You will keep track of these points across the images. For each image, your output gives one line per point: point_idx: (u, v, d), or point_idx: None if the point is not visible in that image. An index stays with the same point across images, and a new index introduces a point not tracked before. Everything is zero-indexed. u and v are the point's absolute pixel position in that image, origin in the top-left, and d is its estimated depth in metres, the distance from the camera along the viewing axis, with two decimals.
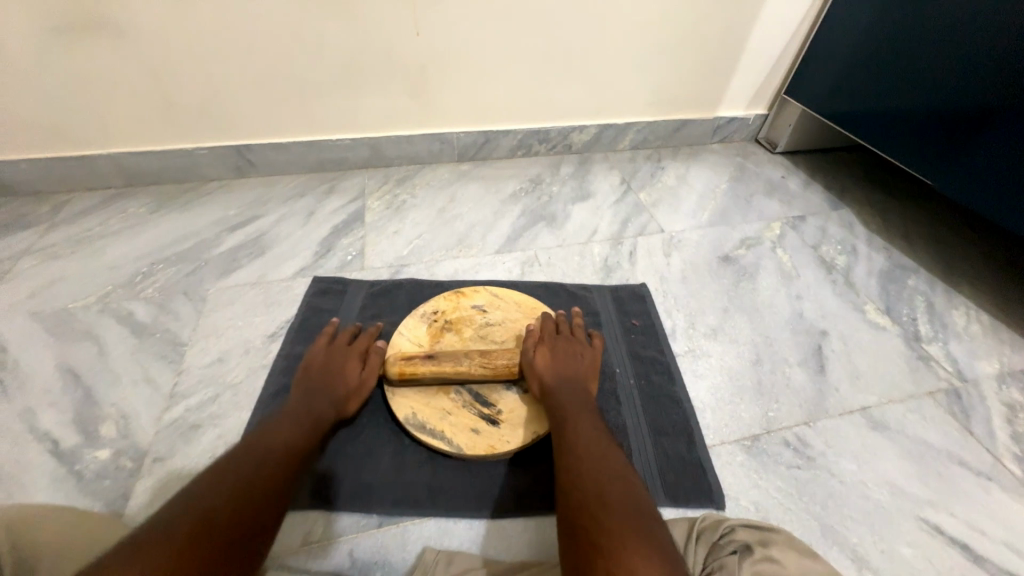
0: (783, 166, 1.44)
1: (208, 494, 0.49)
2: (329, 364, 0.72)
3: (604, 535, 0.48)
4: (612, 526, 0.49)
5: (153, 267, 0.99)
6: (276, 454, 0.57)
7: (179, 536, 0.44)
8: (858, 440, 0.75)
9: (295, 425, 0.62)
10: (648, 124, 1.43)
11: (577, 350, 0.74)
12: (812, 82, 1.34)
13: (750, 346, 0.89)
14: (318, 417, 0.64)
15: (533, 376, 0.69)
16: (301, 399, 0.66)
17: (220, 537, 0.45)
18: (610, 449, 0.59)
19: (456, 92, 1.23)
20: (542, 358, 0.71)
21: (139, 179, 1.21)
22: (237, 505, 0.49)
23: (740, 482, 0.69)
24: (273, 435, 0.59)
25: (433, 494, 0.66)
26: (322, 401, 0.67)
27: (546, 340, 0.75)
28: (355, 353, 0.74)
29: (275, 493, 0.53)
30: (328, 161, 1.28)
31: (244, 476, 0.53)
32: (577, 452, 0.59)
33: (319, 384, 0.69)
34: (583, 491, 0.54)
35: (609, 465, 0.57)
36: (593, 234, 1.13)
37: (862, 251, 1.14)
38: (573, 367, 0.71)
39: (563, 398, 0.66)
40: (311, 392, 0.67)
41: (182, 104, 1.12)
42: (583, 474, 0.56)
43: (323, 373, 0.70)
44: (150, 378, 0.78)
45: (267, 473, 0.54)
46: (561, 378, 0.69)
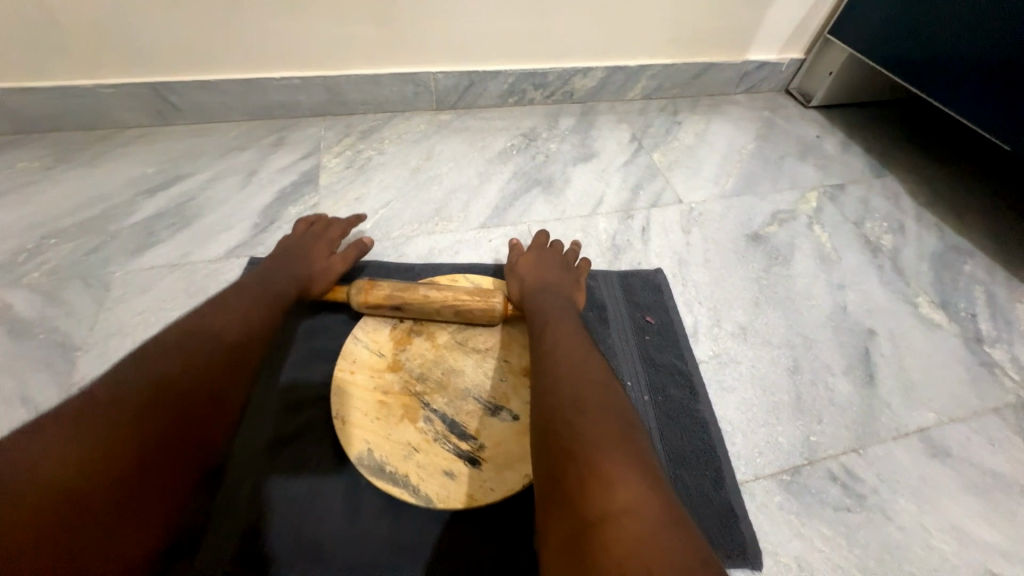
0: (818, 123, 1.24)
1: (151, 370, 0.43)
2: (297, 248, 0.68)
3: (577, 436, 0.43)
4: (587, 426, 0.43)
5: (43, 243, 0.78)
6: (234, 333, 0.50)
7: (114, 420, 0.39)
8: (915, 471, 0.62)
9: (257, 302, 0.55)
10: (664, 68, 1.19)
11: (562, 263, 0.71)
12: (866, 18, 1.11)
13: (786, 349, 0.74)
14: (282, 288, 0.60)
15: (514, 283, 0.67)
16: (263, 270, 0.62)
17: (167, 423, 0.41)
18: (592, 348, 0.53)
19: (429, 18, 0.97)
20: (525, 266, 0.70)
21: (30, 125, 0.96)
22: (186, 388, 0.44)
23: (778, 531, 0.56)
24: (228, 317, 0.51)
25: (396, 554, 0.51)
26: (285, 275, 0.63)
27: (530, 252, 0.73)
28: (328, 241, 0.72)
29: (235, 373, 0.48)
30: (273, 105, 1.04)
31: (199, 354, 0.46)
32: (555, 351, 0.52)
33: (286, 262, 0.65)
34: (557, 389, 0.47)
35: (590, 364, 0.50)
36: (599, 204, 0.94)
37: (911, 228, 0.97)
38: (556, 274, 0.68)
39: (543, 299, 0.62)
40: (274, 267, 0.63)
41: (67, 25, 0.85)
42: (558, 370, 0.49)
43: (291, 253, 0.67)
44: (28, 396, 0.60)
45: (223, 354, 0.48)
46: (542, 282, 0.66)
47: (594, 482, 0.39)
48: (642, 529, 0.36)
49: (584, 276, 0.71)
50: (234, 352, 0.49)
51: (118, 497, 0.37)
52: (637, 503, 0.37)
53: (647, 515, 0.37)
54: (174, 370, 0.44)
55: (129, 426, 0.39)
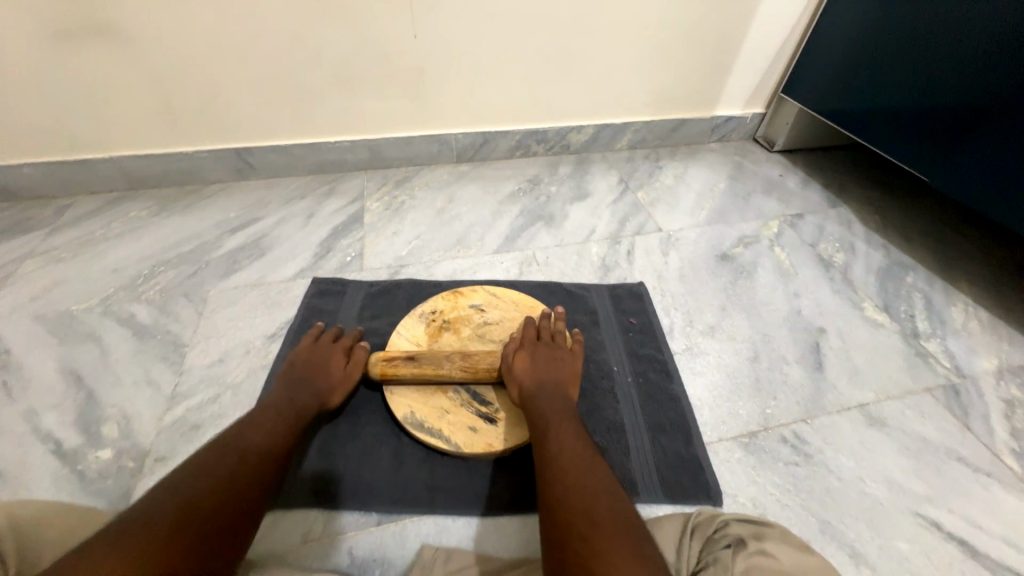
0: (781, 165, 1.45)
1: (184, 490, 0.50)
2: (310, 362, 0.72)
3: (589, 560, 0.46)
4: (597, 549, 0.46)
5: (154, 270, 1.00)
6: (254, 453, 0.58)
7: (155, 532, 0.44)
8: (856, 436, 0.75)
9: (270, 423, 0.63)
10: (645, 124, 1.43)
11: (559, 356, 0.72)
12: (809, 81, 1.35)
13: (748, 344, 0.89)
14: (298, 412, 0.66)
15: (512, 382, 0.69)
16: (285, 397, 0.67)
17: (199, 533, 0.46)
18: (594, 462, 0.57)
19: (454, 93, 1.24)
20: (521, 363, 0.70)
21: (140, 182, 1.22)
22: (216, 500, 0.50)
23: (738, 479, 0.69)
24: (248, 436, 0.59)
25: (432, 492, 0.66)
26: (301, 397, 0.67)
27: (525, 345, 0.73)
28: (338, 350, 0.75)
29: (256, 484, 0.55)
30: (327, 162, 1.29)
31: (221, 476, 0.53)
32: (562, 468, 0.56)
33: (302, 380, 0.70)
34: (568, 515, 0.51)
35: (596, 483, 0.54)
36: (591, 234, 1.14)
37: (860, 248, 1.14)
38: (553, 370, 0.69)
39: (543, 405, 0.65)
40: (292, 389, 0.68)
41: (183, 108, 1.13)
42: (567, 496, 0.53)
43: (308, 371, 0.71)
44: (151, 379, 0.79)
45: (245, 471, 0.55)
46: (540, 382, 0.68)
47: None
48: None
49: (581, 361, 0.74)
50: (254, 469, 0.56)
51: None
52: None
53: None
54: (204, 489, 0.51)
55: (171, 531, 0.45)
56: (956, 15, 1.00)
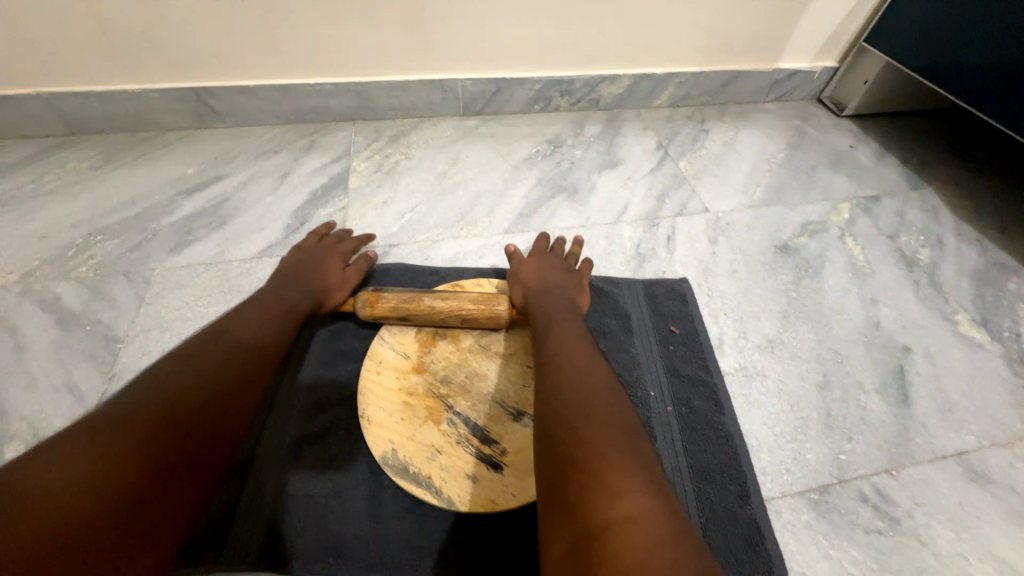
0: (850, 132, 1.21)
1: (154, 392, 0.43)
2: (309, 261, 0.69)
3: (578, 448, 0.41)
4: (592, 436, 0.42)
5: (90, 239, 0.82)
6: (242, 355, 0.51)
7: (126, 433, 0.39)
8: (954, 497, 0.60)
9: (265, 319, 0.56)
10: (691, 76, 1.18)
11: (565, 269, 0.69)
12: (903, 26, 1.08)
13: (816, 365, 0.72)
14: (299, 301, 0.62)
15: (516, 287, 0.67)
16: (278, 285, 0.63)
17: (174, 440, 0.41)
18: (592, 352, 0.52)
19: (460, 26, 0.99)
20: (526, 271, 0.69)
21: (81, 127, 1.02)
22: (200, 404, 0.44)
23: (805, 551, 0.55)
24: (242, 330, 0.53)
25: (417, 556, 0.51)
26: (301, 288, 0.64)
27: (530, 260, 0.72)
28: (339, 254, 0.72)
29: (251, 384, 0.49)
30: (306, 110, 1.07)
31: (205, 375, 0.46)
32: (558, 357, 0.52)
33: (300, 273, 0.66)
34: (557, 399, 0.46)
35: (592, 370, 0.49)
36: (623, 212, 0.94)
37: (949, 242, 0.94)
38: (557, 276, 0.68)
39: (546, 302, 0.61)
40: (288, 278, 0.65)
41: (118, 32, 0.89)
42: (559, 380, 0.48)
43: (305, 266, 0.68)
44: (73, 383, 0.63)
45: (234, 371, 0.49)
46: (545, 286, 0.65)
47: (601, 495, 0.38)
48: (651, 533, 0.35)
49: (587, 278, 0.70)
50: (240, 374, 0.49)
51: (129, 512, 0.36)
52: (640, 514, 0.36)
53: (657, 518, 0.36)
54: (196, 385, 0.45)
55: (143, 435, 0.39)
56: None
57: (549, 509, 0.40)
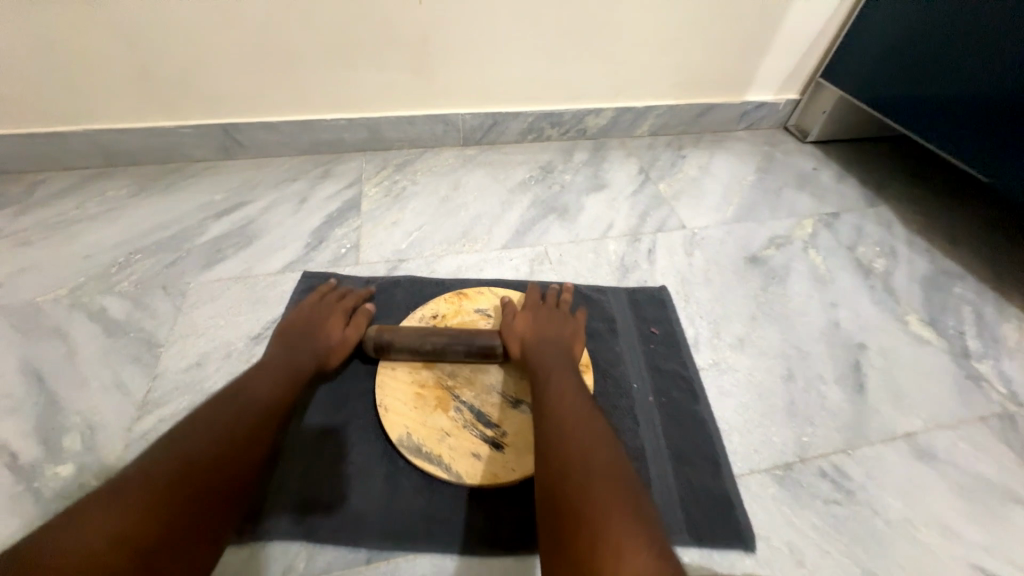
0: (814, 157, 1.34)
1: (171, 454, 0.47)
2: (312, 323, 0.71)
3: (585, 510, 0.46)
4: (597, 499, 0.46)
5: (130, 258, 0.91)
6: (251, 415, 0.55)
7: (142, 497, 0.43)
8: (903, 471, 0.68)
9: (266, 386, 0.59)
10: (669, 108, 1.31)
11: (562, 318, 0.72)
12: (852, 65, 1.22)
13: (782, 360, 0.81)
14: (298, 368, 0.64)
15: (513, 337, 0.68)
16: (282, 353, 0.65)
17: (185, 501, 0.45)
18: (592, 413, 0.57)
19: (461, 69, 1.12)
20: (522, 321, 0.70)
21: (119, 159, 1.13)
22: (211, 465, 0.48)
23: (772, 518, 0.62)
24: (249, 392, 0.57)
25: (429, 525, 0.58)
26: (301, 355, 0.65)
27: (526, 308, 0.73)
28: (340, 311, 0.74)
29: (254, 445, 0.52)
30: (322, 142, 1.19)
31: (217, 436, 0.51)
32: (561, 416, 0.56)
33: (302, 338, 0.68)
34: (563, 460, 0.51)
35: (593, 432, 0.54)
36: (609, 229, 1.04)
37: (902, 253, 1.04)
38: (553, 329, 0.69)
39: (544, 360, 0.64)
40: (291, 344, 0.67)
41: (162, 77, 1.02)
42: (564, 442, 0.53)
43: (307, 329, 0.70)
44: (121, 383, 0.71)
45: (243, 432, 0.52)
46: (542, 338, 0.67)
47: (608, 554, 0.42)
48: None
49: (582, 326, 0.72)
50: (249, 434, 0.53)
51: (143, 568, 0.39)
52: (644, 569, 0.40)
53: None
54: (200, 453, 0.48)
55: (157, 498, 0.43)
56: None
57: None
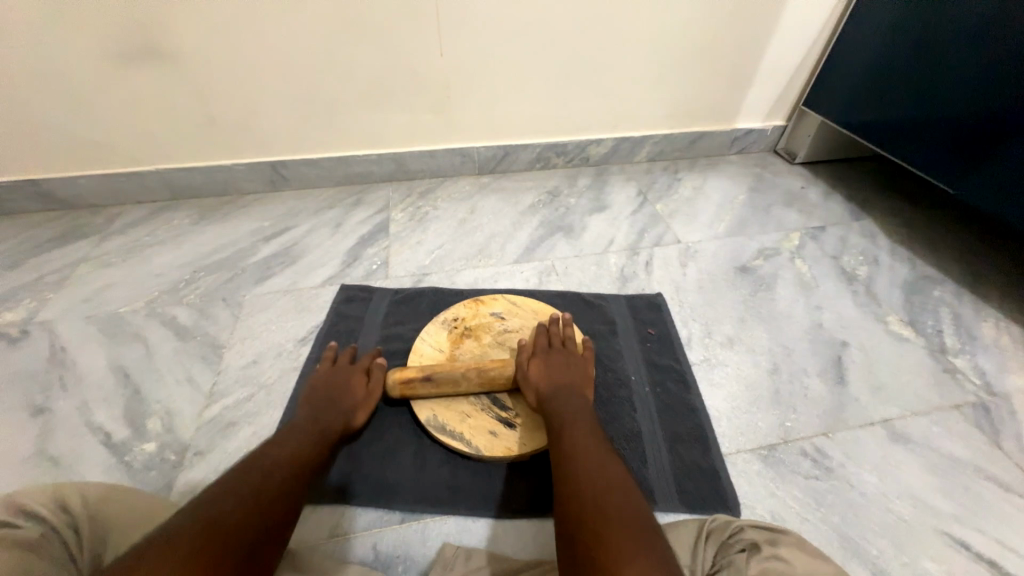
0: (802, 177, 1.44)
1: (209, 507, 0.49)
2: (332, 386, 0.73)
3: (601, 547, 0.47)
4: (613, 536, 0.47)
5: (195, 276, 1.06)
6: (279, 469, 0.57)
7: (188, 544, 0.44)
8: (879, 452, 0.75)
9: (291, 451, 0.61)
10: (664, 136, 1.45)
11: (572, 362, 0.75)
12: (830, 94, 1.35)
13: (768, 356, 0.89)
14: (326, 433, 0.66)
15: (528, 388, 0.71)
16: (309, 416, 0.68)
17: (229, 544, 0.46)
18: (607, 453, 0.59)
19: (477, 109, 1.28)
20: (536, 371, 0.73)
21: (183, 193, 1.30)
22: (247, 515, 0.50)
23: (757, 491, 0.70)
24: (278, 450, 0.60)
25: (453, 493, 0.68)
26: (332, 416, 0.68)
27: (538, 353, 0.76)
28: (358, 371, 0.77)
29: (281, 506, 0.54)
30: (355, 175, 1.35)
31: (250, 489, 0.53)
32: (577, 459, 0.58)
33: (325, 402, 0.70)
34: (580, 500, 0.53)
35: (608, 471, 0.56)
36: (610, 245, 1.15)
37: (884, 261, 1.13)
38: (567, 374, 0.72)
39: (560, 405, 0.67)
40: (318, 407, 0.69)
41: (225, 123, 1.20)
42: (580, 482, 0.55)
43: (330, 393, 0.72)
44: (192, 377, 0.84)
45: (273, 485, 0.55)
46: (556, 386, 0.70)
47: None
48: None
49: (592, 369, 0.76)
50: (278, 487, 0.55)
51: None
52: None
53: None
54: (233, 511, 0.49)
55: (201, 543, 0.45)
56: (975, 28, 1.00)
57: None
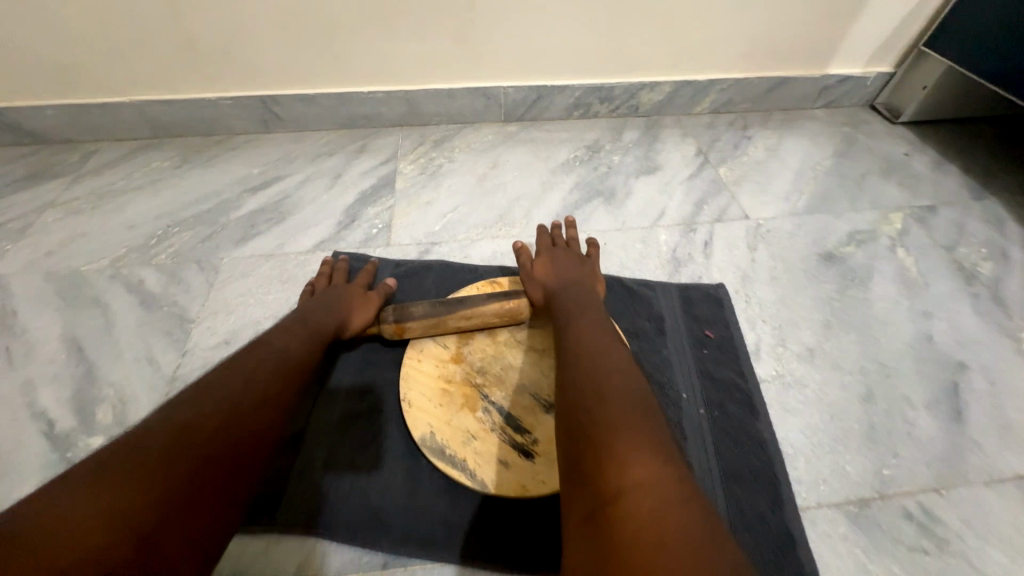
0: (906, 140, 1.16)
1: (180, 414, 0.42)
2: (333, 292, 0.68)
3: (593, 422, 0.43)
4: (608, 413, 0.43)
5: (168, 231, 0.91)
6: (265, 375, 0.50)
7: (149, 453, 0.38)
8: (1011, 521, 0.57)
9: (274, 354, 0.53)
10: (736, 82, 1.17)
11: (578, 260, 0.71)
12: (967, 31, 1.03)
13: (860, 376, 0.70)
14: (319, 329, 0.61)
15: (535, 284, 0.67)
16: (301, 313, 0.63)
17: (199, 459, 0.40)
18: (611, 338, 0.54)
19: (506, 38, 1.04)
20: (541, 269, 0.70)
21: (164, 131, 1.13)
22: (225, 422, 0.43)
23: (842, 564, 0.54)
24: (265, 350, 0.53)
25: (451, 534, 0.54)
26: (325, 315, 0.63)
27: (542, 257, 0.73)
28: (356, 284, 0.72)
29: (266, 410, 0.47)
30: (359, 116, 1.15)
31: (231, 395, 0.46)
32: (579, 342, 0.54)
33: (323, 303, 0.65)
34: (576, 379, 0.48)
35: (611, 353, 0.51)
36: (660, 217, 0.94)
37: (1015, 256, 0.88)
38: (574, 270, 0.68)
39: (566, 296, 0.63)
40: (311, 307, 0.64)
41: (199, 47, 1.00)
42: (579, 361, 0.51)
43: (326, 297, 0.67)
44: (152, 356, 0.71)
45: (259, 390, 0.48)
46: (564, 281, 0.66)
47: (613, 463, 0.39)
48: (654, 508, 0.35)
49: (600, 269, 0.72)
50: (265, 394, 0.48)
51: (148, 533, 0.34)
52: (651, 479, 0.37)
53: (661, 490, 0.37)
54: (199, 418, 0.42)
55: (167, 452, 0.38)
56: None
57: (566, 488, 0.41)
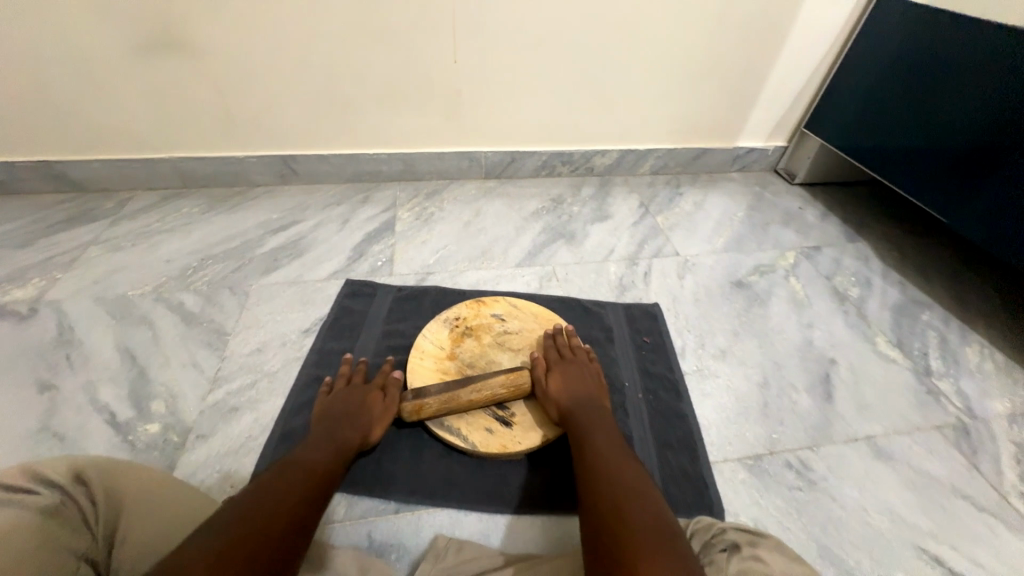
0: (801, 197, 1.47)
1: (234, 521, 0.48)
2: (348, 404, 0.71)
3: (617, 542, 0.49)
4: (629, 531, 0.50)
5: (203, 263, 1.08)
6: (302, 480, 0.57)
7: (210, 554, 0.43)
8: (862, 467, 0.77)
9: (315, 458, 0.61)
10: (668, 151, 1.48)
11: (586, 372, 0.77)
12: (831, 119, 1.38)
13: (759, 370, 0.92)
14: (341, 447, 0.65)
15: (550, 402, 0.72)
16: (324, 433, 0.66)
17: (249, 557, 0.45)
18: (626, 457, 0.62)
19: (489, 116, 1.32)
20: (554, 383, 0.74)
21: (193, 182, 1.32)
22: (270, 525, 0.49)
23: (740, 499, 0.72)
24: (301, 457, 0.60)
25: (448, 486, 0.70)
26: (346, 433, 0.67)
27: (554, 366, 0.77)
28: (373, 388, 0.75)
29: (302, 512, 0.53)
30: (364, 173, 1.38)
31: (274, 499, 0.52)
32: (597, 462, 0.61)
33: (342, 418, 0.69)
34: (597, 500, 0.55)
35: (626, 473, 0.59)
36: (610, 254, 1.18)
37: (876, 284, 1.16)
38: (584, 386, 0.74)
39: (581, 416, 0.69)
40: (333, 426, 0.67)
41: (239, 118, 1.22)
42: (599, 483, 0.58)
43: (346, 410, 0.70)
44: (197, 362, 0.86)
45: (298, 493, 0.55)
46: (576, 399, 0.72)
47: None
48: None
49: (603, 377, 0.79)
50: (302, 498, 0.54)
51: None
52: None
53: None
54: (252, 518, 0.49)
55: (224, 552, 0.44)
56: (960, 74, 1.06)
57: None
